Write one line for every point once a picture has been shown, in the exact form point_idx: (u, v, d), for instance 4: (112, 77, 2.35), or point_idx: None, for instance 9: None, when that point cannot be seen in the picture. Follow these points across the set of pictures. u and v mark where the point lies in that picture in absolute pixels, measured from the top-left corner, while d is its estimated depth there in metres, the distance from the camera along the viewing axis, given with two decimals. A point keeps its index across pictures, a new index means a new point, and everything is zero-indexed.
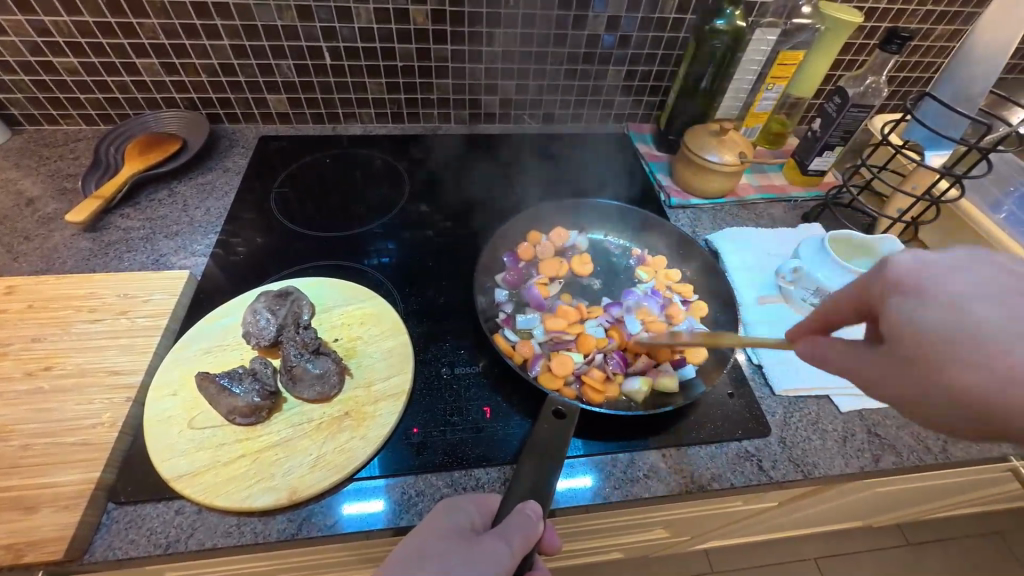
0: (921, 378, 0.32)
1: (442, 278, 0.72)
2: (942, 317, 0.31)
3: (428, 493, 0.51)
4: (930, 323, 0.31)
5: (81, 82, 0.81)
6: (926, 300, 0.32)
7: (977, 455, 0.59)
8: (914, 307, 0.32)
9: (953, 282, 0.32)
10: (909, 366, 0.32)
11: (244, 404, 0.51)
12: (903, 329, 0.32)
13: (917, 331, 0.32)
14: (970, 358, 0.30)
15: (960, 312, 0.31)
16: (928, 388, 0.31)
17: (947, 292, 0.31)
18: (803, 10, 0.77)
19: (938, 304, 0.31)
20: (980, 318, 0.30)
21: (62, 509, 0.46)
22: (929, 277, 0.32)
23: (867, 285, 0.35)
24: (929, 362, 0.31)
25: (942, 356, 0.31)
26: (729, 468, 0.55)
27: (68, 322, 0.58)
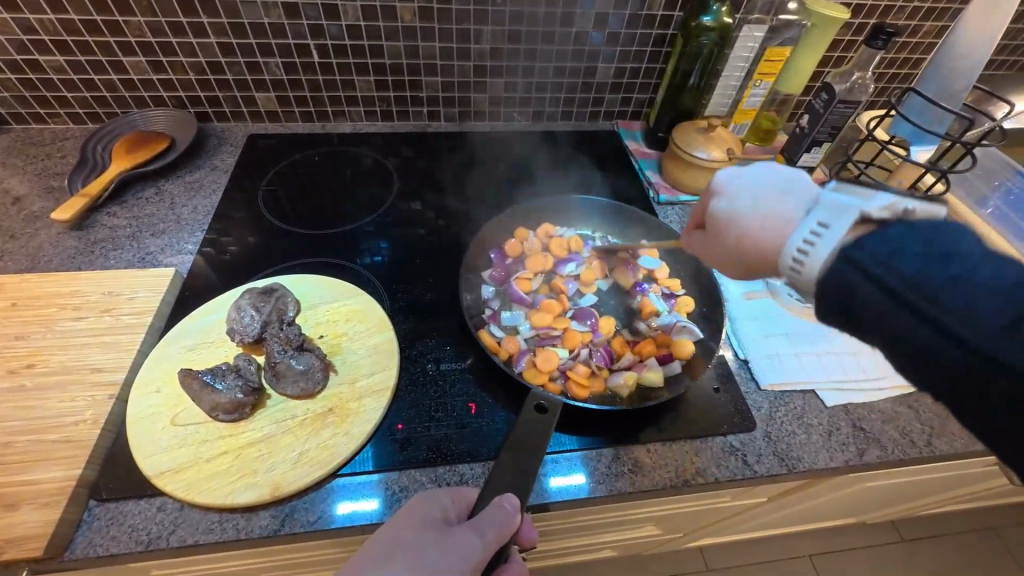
0: (715, 246, 0.50)
1: (430, 275, 0.72)
2: (725, 204, 0.48)
3: (412, 489, 0.51)
4: (714, 214, 0.49)
5: (68, 81, 0.80)
6: (716, 197, 0.49)
7: (962, 448, 0.59)
8: (716, 200, 0.49)
9: (734, 182, 0.48)
10: (714, 239, 0.50)
11: (227, 400, 0.51)
12: (715, 216, 0.49)
13: (717, 216, 0.48)
14: (731, 230, 0.47)
15: (735, 201, 0.47)
16: (717, 251, 0.50)
17: (730, 190, 0.48)
18: (789, 6, 0.76)
19: (725, 197, 0.48)
20: (741, 203, 0.46)
21: (43, 506, 0.46)
22: (729, 180, 0.48)
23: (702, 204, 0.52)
24: (716, 234, 0.49)
25: (721, 228, 0.48)
26: (713, 462, 0.55)
27: (52, 320, 0.58)
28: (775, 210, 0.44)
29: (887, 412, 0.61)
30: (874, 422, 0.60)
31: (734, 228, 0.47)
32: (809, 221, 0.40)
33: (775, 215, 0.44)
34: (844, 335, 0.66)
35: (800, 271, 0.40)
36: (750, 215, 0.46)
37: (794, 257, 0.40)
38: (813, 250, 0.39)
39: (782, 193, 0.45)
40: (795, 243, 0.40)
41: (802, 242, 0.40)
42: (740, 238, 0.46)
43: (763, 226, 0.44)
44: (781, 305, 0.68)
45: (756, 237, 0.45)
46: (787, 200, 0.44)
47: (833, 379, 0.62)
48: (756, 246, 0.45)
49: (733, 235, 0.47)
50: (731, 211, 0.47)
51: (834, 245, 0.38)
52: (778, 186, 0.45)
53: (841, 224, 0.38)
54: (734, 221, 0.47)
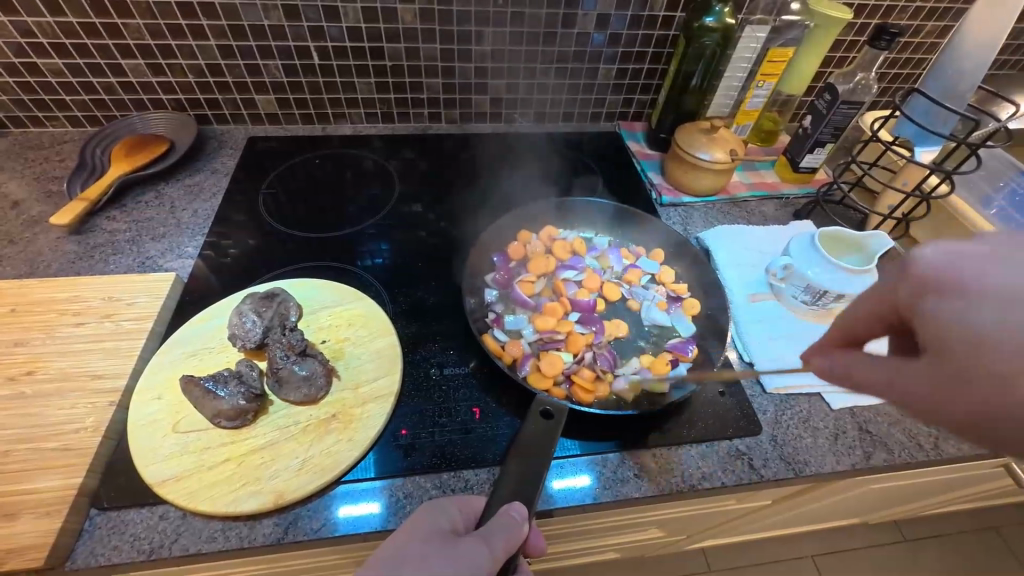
0: (977, 380, 0.30)
1: (432, 278, 0.72)
2: (984, 315, 0.30)
3: (416, 495, 0.51)
4: (967, 322, 0.30)
5: (67, 84, 0.80)
6: (955, 297, 0.31)
7: (969, 451, 0.59)
8: (953, 308, 0.31)
9: (978, 276, 0.31)
10: (950, 374, 0.31)
11: (229, 407, 0.50)
12: (945, 333, 0.31)
13: (960, 338, 0.31)
14: (1017, 353, 0.29)
15: (996, 308, 0.30)
16: (986, 391, 0.30)
17: (987, 286, 0.30)
18: (792, 6, 0.76)
19: (981, 301, 0.30)
20: (1010, 311, 0.29)
21: (44, 516, 0.45)
22: (955, 271, 0.32)
23: (895, 285, 0.34)
24: (961, 371, 0.31)
25: (977, 356, 0.30)
26: (720, 467, 0.55)
27: (51, 326, 0.58)
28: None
29: (894, 415, 0.61)
30: (881, 425, 0.60)
31: (1021, 358, 0.29)
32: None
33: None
34: None
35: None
36: None
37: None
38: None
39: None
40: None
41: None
42: None
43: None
44: (786, 307, 0.68)
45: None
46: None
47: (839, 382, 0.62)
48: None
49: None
50: (993, 323, 0.30)
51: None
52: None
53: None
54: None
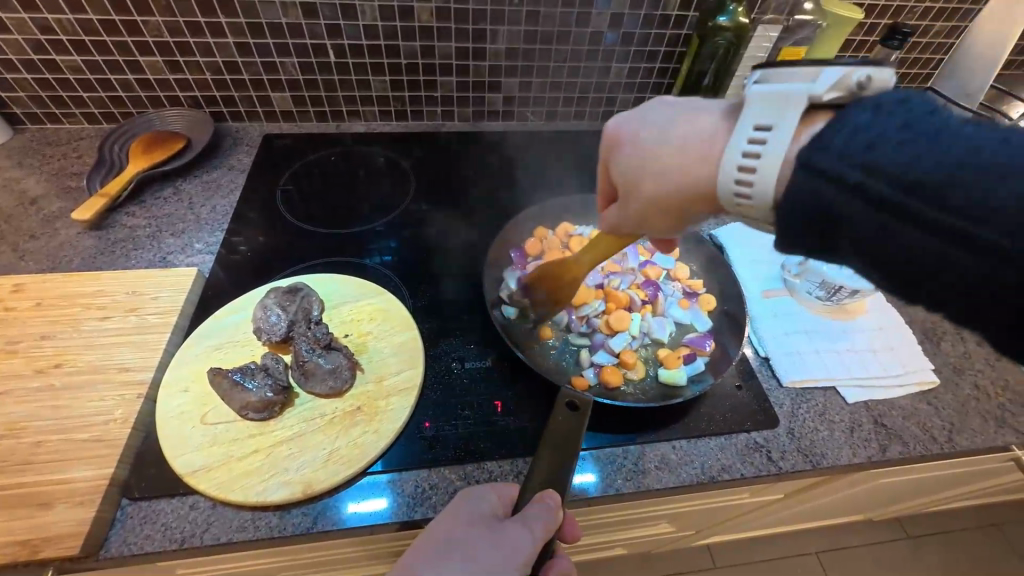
0: (631, 203, 0.45)
1: (449, 275, 0.72)
2: (636, 147, 0.43)
3: (441, 487, 0.51)
4: (621, 161, 0.45)
5: (84, 81, 0.80)
6: (627, 143, 0.44)
7: (982, 445, 0.60)
8: (627, 152, 0.44)
9: (634, 125, 0.44)
10: (623, 202, 0.46)
11: (257, 399, 0.51)
12: (619, 171, 0.45)
13: (617, 175, 0.45)
14: (651, 173, 0.42)
15: (639, 144, 0.43)
16: (642, 205, 0.44)
17: (620, 136, 0.45)
18: (804, 6, 0.76)
19: (635, 143, 0.43)
20: (646, 138, 0.43)
21: (78, 505, 0.46)
22: (627, 127, 0.44)
23: (605, 152, 0.47)
24: (632, 192, 0.44)
25: (633, 180, 0.44)
26: (738, 459, 0.56)
27: (77, 320, 0.58)
28: (698, 128, 0.40)
29: (908, 409, 0.62)
30: (895, 418, 0.61)
31: (651, 172, 0.42)
32: (740, 131, 0.36)
33: (697, 135, 0.40)
34: (862, 334, 0.67)
35: (748, 196, 0.36)
36: (662, 148, 0.42)
37: (740, 176, 0.36)
38: (759, 160, 0.35)
39: (682, 120, 0.41)
40: (740, 150, 0.36)
41: (742, 160, 0.36)
42: (658, 181, 0.42)
43: (681, 155, 0.40)
44: (800, 302, 0.69)
45: (676, 175, 0.41)
46: (705, 119, 0.40)
47: (854, 375, 0.63)
48: (675, 193, 0.42)
49: (652, 179, 0.42)
50: (636, 153, 0.43)
51: (784, 145, 0.34)
52: (683, 110, 0.42)
53: (788, 120, 0.34)
54: (652, 161, 0.42)
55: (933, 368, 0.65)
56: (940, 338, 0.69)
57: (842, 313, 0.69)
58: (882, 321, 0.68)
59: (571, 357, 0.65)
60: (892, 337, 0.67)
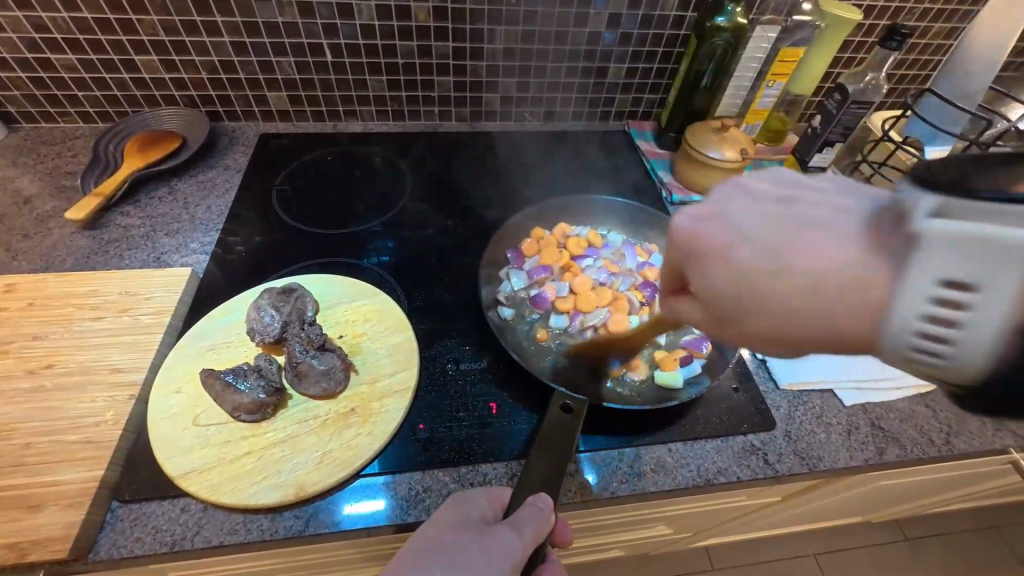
0: (747, 327, 0.35)
1: (445, 276, 0.72)
2: (732, 273, 0.35)
3: (435, 489, 0.51)
4: (711, 284, 0.36)
5: (79, 79, 0.80)
6: (714, 260, 0.36)
7: (979, 447, 0.59)
8: (715, 267, 0.36)
9: (721, 235, 0.36)
10: (723, 321, 0.37)
11: (249, 400, 0.51)
12: (708, 290, 0.36)
13: (722, 292, 0.36)
14: (764, 300, 0.33)
15: (746, 265, 0.34)
16: (744, 337, 0.36)
17: (717, 244, 0.36)
18: (803, 6, 0.76)
19: (719, 261, 0.36)
20: (743, 261, 0.34)
21: (67, 507, 0.45)
22: (701, 235, 0.37)
23: (671, 253, 0.40)
24: (738, 318, 0.35)
25: (741, 309, 0.35)
26: (735, 462, 0.55)
27: (69, 320, 0.58)
28: (823, 254, 0.31)
29: (905, 412, 0.61)
30: (892, 421, 0.60)
31: (770, 301, 0.33)
32: (917, 290, 0.28)
33: (822, 265, 0.31)
34: None
35: (943, 356, 0.28)
36: (780, 277, 0.32)
37: (922, 334, 0.28)
38: (966, 314, 0.27)
39: (793, 241, 0.33)
40: (919, 308, 0.28)
41: (922, 334, 0.28)
42: (773, 318, 0.34)
43: (807, 289, 0.31)
44: None
45: (803, 316, 0.32)
46: (824, 240, 0.32)
47: (851, 378, 0.62)
48: (792, 330, 0.33)
49: (762, 317, 0.34)
50: (734, 279, 0.35)
51: (998, 313, 0.26)
52: (788, 218, 0.34)
53: (1006, 277, 0.26)
54: (762, 292, 0.33)
55: None
56: None
57: None
58: None
59: (567, 359, 0.63)
60: None
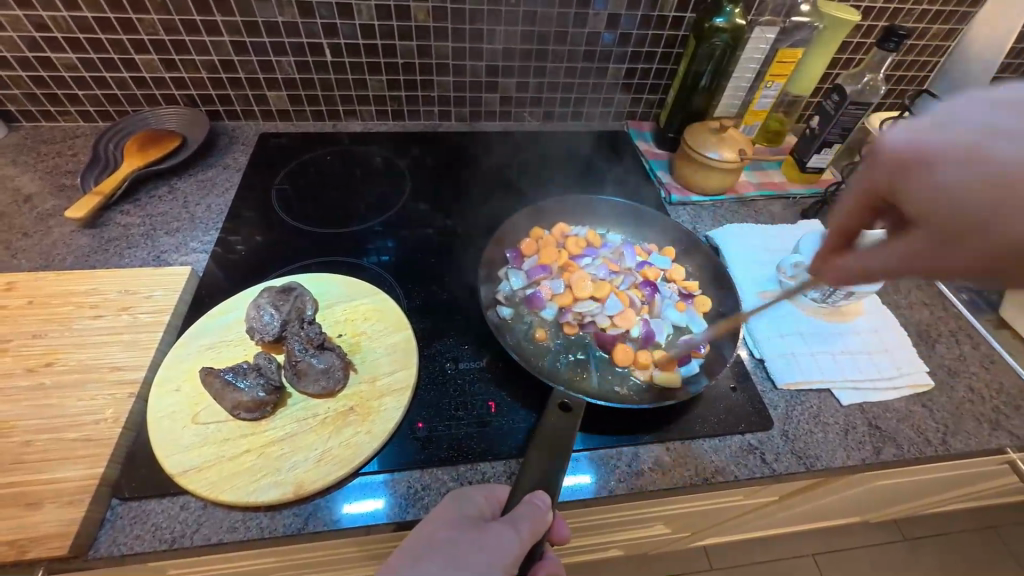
0: (982, 243, 0.31)
1: (445, 275, 0.72)
2: (981, 175, 0.30)
3: (434, 487, 0.51)
4: (951, 190, 0.31)
5: (80, 78, 0.80)
6: (943, 164, 0.31)
7: (976, 447, 0.60)
8: (950, 171, 0.31)
9: (956, 134, 0.31)
10: (947, 242, 0.32)
11: (249, 399, 0.51)
12: (939, 202, 0.32)
13: (949, 204, 0.31)
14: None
15: (994, 164, 0.30)
16: (986, 255, 0.31)
17: (960, 145, 0.31)
18: (801, 8, 0.77)
19: (954, 163, 0.31)
20: (1003, 157, 0.30)
21: (66, 505, 0.46)
22: (925, 143, 0.32)
23: (870, 172, 0.35)
24: (979, 228, 0.31)
25: (990, 214, 0.30)
26: (733, 461, 0.56)
27: (68, 318, 0.58)
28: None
29: (902, 412, 0.62)
30: (889, 420, 0.61)
31: (1018, 202, 0.29)
32: None
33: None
34: (857, 336, 0.67)
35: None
36: None
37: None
38: None
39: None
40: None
41: None
42: None
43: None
44: (795, 304, 0.69)
45: None
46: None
47: (849, 378, 0.63)
48: None
49: None
50: (991, 180, 0.30)
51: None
52: None
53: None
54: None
55: (927, 370, 0.65)
56: (935, 341, 0.69)
57: (836, 314, 0.69)
58: (877, 323, 0.69)
59: (566, 357, 0.64)
60: (887, 339, 0.67)
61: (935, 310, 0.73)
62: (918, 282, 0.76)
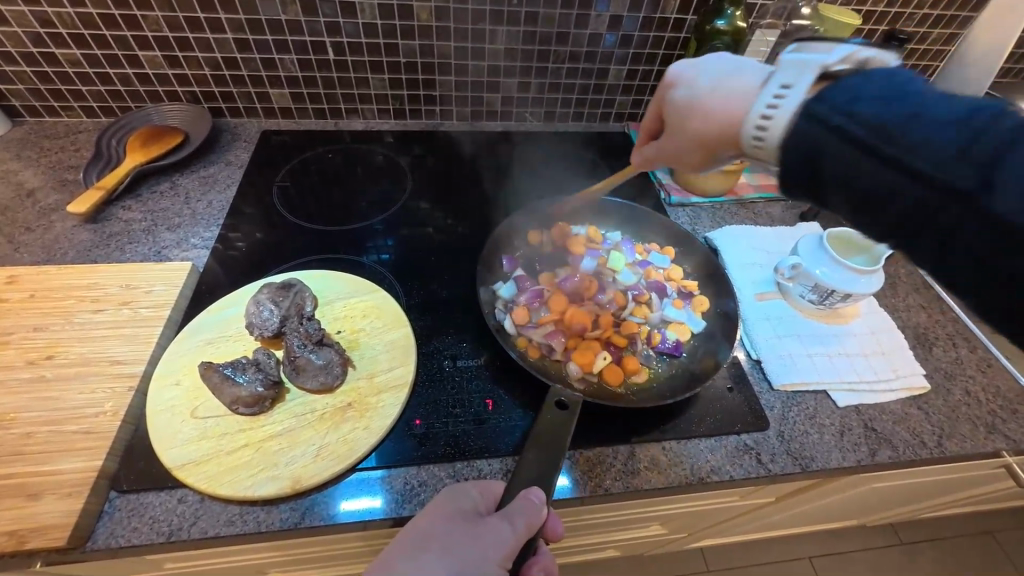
0: (683, 135, 0.50)
1: (444, 273, 0.72)
2: (687, 93, 0.49)
3: (430, 484, 0.52)
4: (677, 102, 0.50)
5: (83, 74, 0.80)
6: (679, 86, 0.50)
7: (971, 450, 0.60)
8: (680, 92, 0.49)
9: (692, 70, 0.49)
10: (675, 135, 0.51)
11: (247, 394, 0.51)
12: (671, 110, 0.50)
13: (675, 112, 0.50)
14: (696, 110, 0.48)
15: (695, 88, 0.48)
16: (685, 140, 0.50)
17: (686, 78, 0.49)
18: (802, 11, 0.77)
19: (683, 86, 0.49)
20: (701, 84, 0.48)
21: (66, 497, 0.46)
22: (682, 72, 0.50)
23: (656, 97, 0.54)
24: (681, 125, 0.50)
25: (683, 118, 0.49)
26: (728, 461, 0.56)
27: (70, 312, 0.58)
28: (733, 83, 0.46)
29: (899, 414, 0.62)
30: (886, 422, 0.61)
31: (693, 113, 0.48)
32: (770, 87, 0.42)
33: (733, 89, 0.46)
34: (854, 338, 0.67)
35: (764, 140, 0.43)
36: (709, 95, 0.47)
37: (758, 125, 0.43)
38: (776, 111, 0.41)
39: (732, 71, 0.47)
40: (759, 111, 0.42)
41: (764, 109, 0.42)
42: (700, 124, 0.48)
43: (723, 102, 0.46)
44: (791, 304, 0.69)
45: (717, 120, 0.46)
46: (747, 71, 0.46)
47: (845, 380, 0.63)
48: (708, 133, 0.48)
49: (696, 121, 0.48)
50: (690, 96, 0.48)
51: (799, 102, 0.40)
52: (735, 64, 0.47)
53: (806, 79, 0.40)
54: (700, 103, 0.47)
55: (924, 374, 0.65)
56: (932, 344, 0.70)
57: (833, 317, 0.69)
58: (874, 325, 0.69)
59: (559, 356, 0.63)
60: (885, 343, 0.67)
61: (933, 314, 0.73)
62: (916, 286, 0.77)
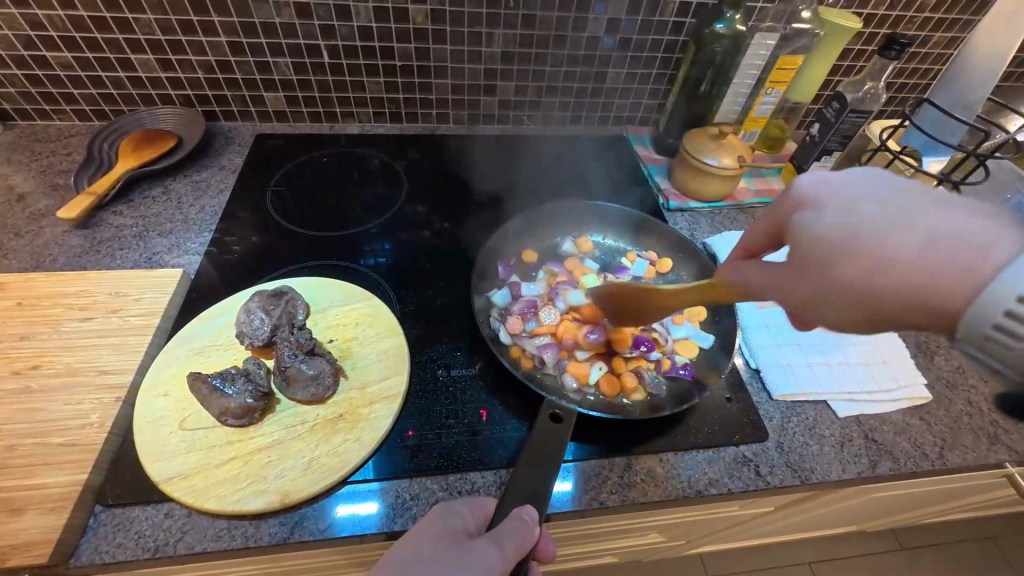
0: (834, 275, 0.35)
1: (439, 279, 0.72)
2: (841, 223, 0.35)
3: (422, 497, 0.51)
4: (823, 230, 0.36)
5: (75, 77, 0.80)
6: (828, 210, 0.36)
7: (973, 462, 0.59)
8: (820, 218, 0.37)
9: (840, 194, 0.37)
10: (811, 270, 0.36)
11: (236, 405, 0.50)
12: (811, 236, 0.37)
13: (836, 238, 0.35)
14: (861, 253, 0.34)
15: (861, 220, 0.34)
16: (825, 282, 0.36)
17: (835, 201, 0.37)
18: (803, 14, 0.75)
19: (838, 210, 0.36)
20: (869, 218, 0.34)
21: (48, 512, 0.45)
22: (821, 193, 0.38)
23: (779, 208, 0.41)
24: (834, 263, 0.35)
25: (848, 250, 0.34)
26: (726, 473, 0.55)
27: (58, 320, 0.57)
28: (940, 225, 0.32)
29: (900, 425, 0.61)
30: (886, 433, 0.60)
31: (858, 253, 0.34)
32: (1022, 264, 0.30)
33: (943, 236, 0.32)
34: (855, 347, 0.66)
35: (1021, 338, 0.30)
36: (891, 238, 0.33)
37: (1011, 313, 0.30)
38: None
39: (919, 206, 0.34)
40: (1012, 297, 0.30)
41: (1018, 298, 0.30)
42: (876, 270, 0.33)
43: (926, 251, 0.32)
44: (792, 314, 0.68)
45: (909, 272, 0.32)
46: (943, 212, 0.33)
47: (845, 391, 0.62)
48: (906, 287, 0.33)
49: (868, 264, 0.34)
50: (851, 228, 0.35)
51: None
52: (917, 195, 0.34)
53: None
54: (872, 241, 0.33)
55: (925, 383, 0.64)
56: (934, 352, 0.69)
57: None
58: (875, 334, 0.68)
59: (554, 370, 0.62)
60: (886, 352, 0.66)
61: None
62: None
